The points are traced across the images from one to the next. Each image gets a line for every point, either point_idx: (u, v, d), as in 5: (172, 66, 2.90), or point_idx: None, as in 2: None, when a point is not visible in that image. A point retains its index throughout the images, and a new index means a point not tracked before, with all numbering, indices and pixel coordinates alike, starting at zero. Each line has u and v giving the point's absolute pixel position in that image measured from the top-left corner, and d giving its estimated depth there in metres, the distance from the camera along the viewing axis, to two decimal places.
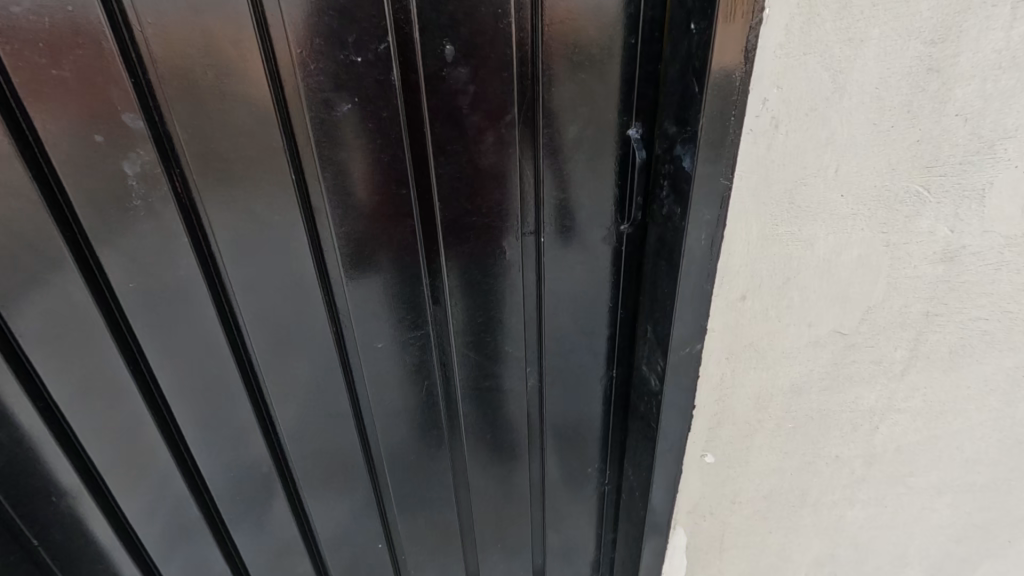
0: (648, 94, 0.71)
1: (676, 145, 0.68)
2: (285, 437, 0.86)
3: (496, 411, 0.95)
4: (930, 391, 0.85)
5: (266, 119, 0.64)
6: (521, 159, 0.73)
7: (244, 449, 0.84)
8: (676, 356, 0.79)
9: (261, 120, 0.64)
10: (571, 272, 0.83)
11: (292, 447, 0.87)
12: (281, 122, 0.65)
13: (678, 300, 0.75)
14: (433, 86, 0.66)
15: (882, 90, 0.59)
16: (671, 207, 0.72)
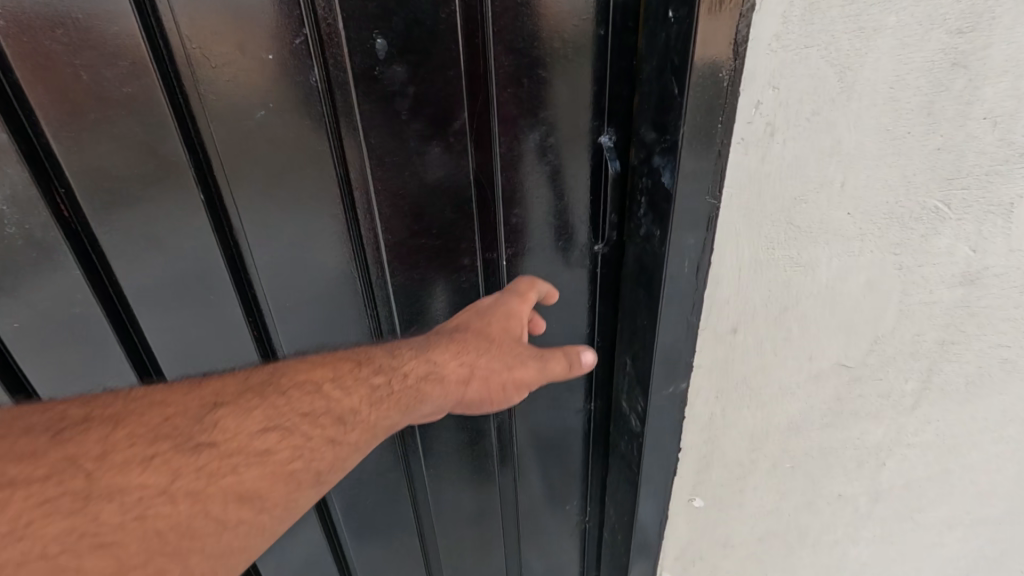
0: (623, 94, 0.61)
1: (654, 156, 0.58)
2: None
3: (471, 448, 0.87)
4: (944, 424, 0.75)
5: (164, 129, 0.53)
6: (475, 172, 0.63)
7: None
8: (659, 397, 0.70)
9: (157, 131, 0.53)
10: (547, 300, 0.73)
11: None
12: (184, 131, 0.54)
13: (658, 333, 0.65)
14: (362, 86, 0.55)
15: (896, 89, 0.49)
16: (649, 227, 0.62)
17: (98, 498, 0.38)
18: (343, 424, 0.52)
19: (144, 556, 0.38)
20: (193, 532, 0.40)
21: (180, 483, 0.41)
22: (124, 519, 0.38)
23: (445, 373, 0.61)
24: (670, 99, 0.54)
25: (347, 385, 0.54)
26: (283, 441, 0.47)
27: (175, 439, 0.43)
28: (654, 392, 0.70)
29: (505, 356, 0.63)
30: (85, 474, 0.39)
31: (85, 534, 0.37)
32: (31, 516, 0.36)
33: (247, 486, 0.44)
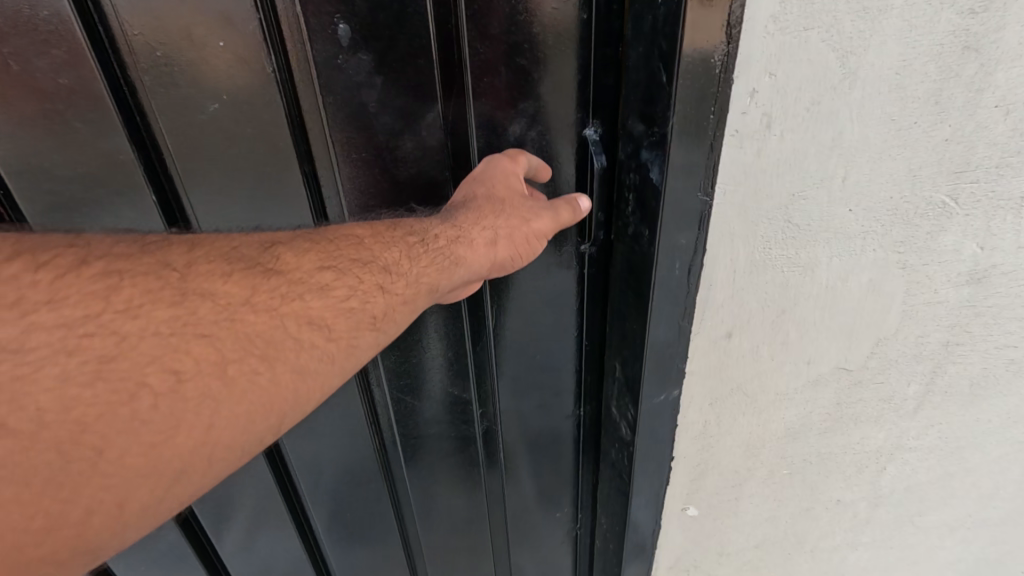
0: (609, 82, 0.55)
1: (641, 149, 0.53)
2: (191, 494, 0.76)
3: (457, 455, 0.84)
4: (947, 427, 0.72)
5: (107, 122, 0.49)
6: (451, 168, 0.59)
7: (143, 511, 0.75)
8: (650, 405, 0.65)
9: (99, 126, 0.49)
10: (534, 301, 0.70)
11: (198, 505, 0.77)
12: (130, 124, 0.50)
13: (648, 339, 0.60)
14: (325, 77, 0.51)
15: (903, 75, 0.45)
16: (637, 227, 0.57)
17: (194, 295, 0.40)
18: (391, 274, 0.49)
19: (239, 354, 0.40)
20: (272, 343, 0.42)
21: (257, 298, 0.42)
22: (216, 321, 0.40)
23: (467, 235, 0.54)
24: (659, 87, 0.49)
25: (386, 241, 0.50)
26: (338, 279, 0.46)
27: (245, 262, 0.43)
28: (644, 400, 0.65)
29: (520, 214, 0.55)
30: (178, 275, 0.40)
31: (187, 323, 0.39)
32: (139, 300, 0.38)
33: (314, 313, 0.44)
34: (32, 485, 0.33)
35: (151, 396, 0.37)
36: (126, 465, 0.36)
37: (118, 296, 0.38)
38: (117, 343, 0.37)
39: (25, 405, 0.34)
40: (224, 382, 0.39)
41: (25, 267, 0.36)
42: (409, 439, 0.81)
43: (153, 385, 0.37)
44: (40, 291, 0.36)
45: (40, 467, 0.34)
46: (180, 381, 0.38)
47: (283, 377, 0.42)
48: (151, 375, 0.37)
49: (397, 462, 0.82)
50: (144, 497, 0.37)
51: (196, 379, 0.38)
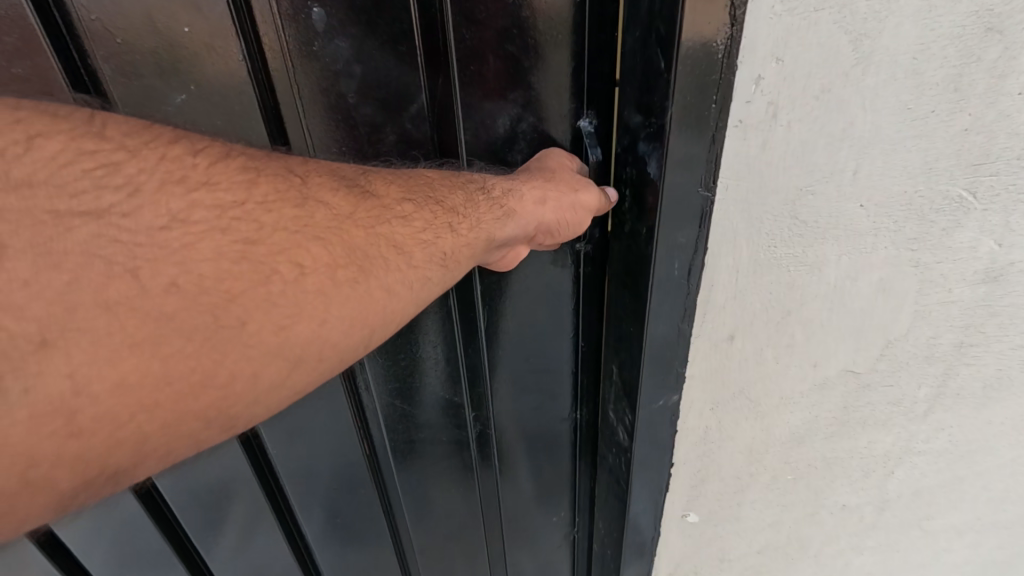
0: (603, 71, 0.52)
1: (639, 142, 0.50)
2: (174, 504, 0.73)
3: (451, 458, 0.81)
4: (959, 429, 0.69)
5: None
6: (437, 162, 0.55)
7: (125, 522, 0.72)
8: (649, 411, 0.62)
9: None
10: (530, 300, 0.67)
11: (183, 515, 0.74)
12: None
13: (648, 343, 0.57)
14: (302, 65, 0.48)
15: (920, 60, 0.41)
16: (634, 224, 0.54)
17: (312, 200, 0.43)
18: (458, 215, 0.50)
19: (344, 262, 0.43)
20: (369, 258, 0.45)
21: (359, 215, 0.45)
22: (329, 226, 0.43)
23: (517, 192, 0.53)
24: (656, 75, 0.45)
25: (454, 184, 0.51)
26: (420, 211, 0.48)
27: (347, 182, 0.46)
28: (643, 405, 0.61)
29: (569, 185, 0.52)
30: (299, 181, 0.43)
31: (306, 223, 0.42)
32: (272, 197, 0.41)
33: (398, 237, 0.47)
34: (193, 340, 0.37)
35: (280, 282, 0.40)
36: (262, 342, 0.39)
37: (257, 189, 0.41)
38: (255, 230, 0.40)
39: (190, 268, 0.37)
40: (334, 285, 0.42)
41: (185, 150, 0.39)
42: (400, 442, 0.78)
43: (284, 274, 0.40)
44: (199, 173, 0.39)
45: (200, 327, 0.37)
46: (303, 275, 0.41)
47: (376, 291, 0.44)
48: (281, 263, 0.40)
49: (389, 465, 0.80)
50: (274, 375, 0.40)
51: (316, 276, 0.42)
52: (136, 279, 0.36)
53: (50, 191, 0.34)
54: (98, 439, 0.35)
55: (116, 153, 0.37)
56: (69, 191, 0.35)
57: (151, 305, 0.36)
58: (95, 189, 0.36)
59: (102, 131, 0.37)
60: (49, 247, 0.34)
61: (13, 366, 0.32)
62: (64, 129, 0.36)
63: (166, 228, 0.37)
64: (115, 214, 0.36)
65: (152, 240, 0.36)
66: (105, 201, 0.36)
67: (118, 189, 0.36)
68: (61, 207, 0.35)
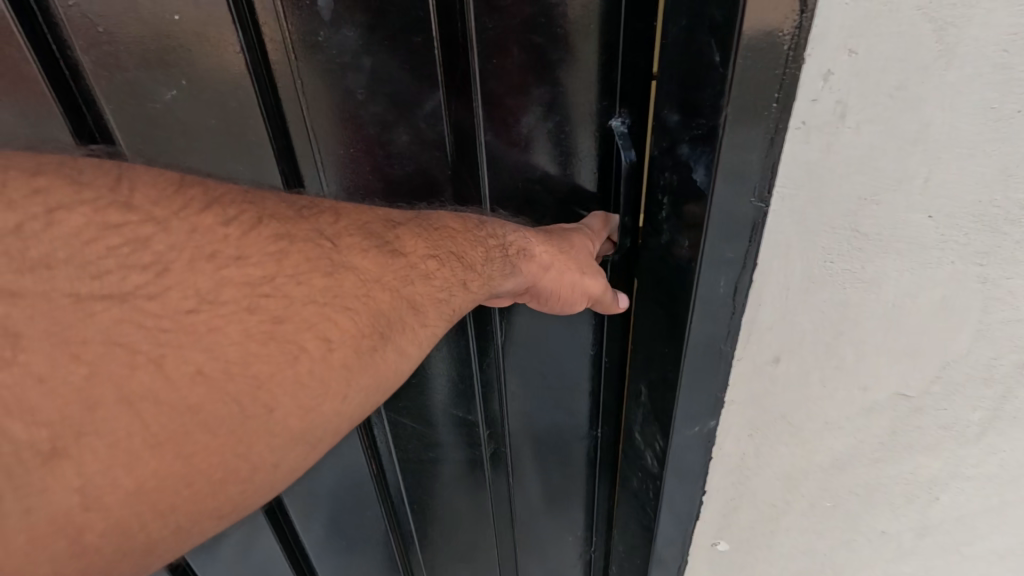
0: (637, 64, 0.47)
1: (681, 142, 0.44)
2: None
3: (463, 477, 0.77)
4: (1016, 454, 0.52)
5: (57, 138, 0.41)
6: (454, 165, 0.51)
7: None
8: (681, 439, 0.56)
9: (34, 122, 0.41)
10: (548, 322, 0.64)
11: None
12: (76, 122, 0.42)
13: (684, 368, 0.52)
14: (307, 60, 0.44)
15: (1011, 54, 0.34)
16: (673, 234, 0.48)
17: (341, 268, 0.41)
18: (473, 271, 0.49)
19: (369, 330, 0.41)
20: (390, 323, 0.42)
21: (387, 278, 0.43)
22: (356, 295, 0.41)
23: (530, 252, 0.51)
24: (704, 69, 0.40)
25: (474, 238, 0.49)
26: (442, 270, 0.46)
27: (375, 240, 0.43)
28: (674, 436, 0.55)
29: (579, 265, 0.51)
30: (329, 246, 0.41)
31: (336, 297, 0.40)
32: (303, 266, 0.39)
33: (417, 297, 0.44)
34: (218, 434, 0.34)
35: (308, 361, 0.38)
36: (287, 428, 0.37)
37: (287, 261, 0.38)
38: (284, 306, 0.37)
39: (216, 355, 0.34)
40: (358, 359, 0.40)
41: (215, 219, 0.36)
42: (410, 463, 0.74)
43: (311, 350, 0.38)
44: (230, 246, 0.36)
45: (225, 419, 0.34)
46: (330, 351, 0.39)
47: (393, 358, 0.42)
48: (308, 340, 0.38)
49: (396, 486, 0.75)
50: (296, 458, 0.38)
51: (342, 350, 0.39)
52: (161, 370, 0.33)
53: (72, 273, 0.31)
54: (102, 557, 0.31)
55: (144, 226, 0.33)
56: (91, 271, 0.32)
57: (175, 397, 0.33)
58: (121, 269, 0.33)
59: (130, 199, 0.34)
60: (69, 337, 0.31)
61: (15, 485, 0.29)
62: (87, 200, 0.32)
63: (194, 311, 0.34)
64: (142, 297, 0.33)
65: (179, 324, 0.33)
66: (131, 282, 0.33)
67: (145, 269, 0.33)
68: (84, 290, 0.31)
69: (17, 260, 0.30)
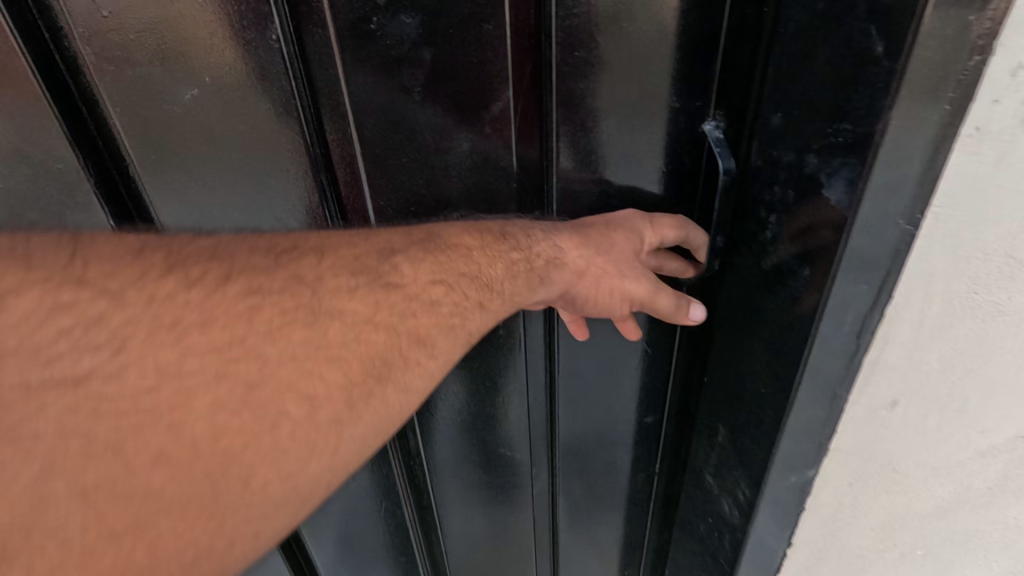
0: (739, 58, 0.39)
1: (806, 151, 0.35)
2: None
3: (505, 521, 0.69)
4: None
5: (59, 150, 0.35)
6: (520, 177, 0.44)
7: None
8: (776, 493, 0.47)
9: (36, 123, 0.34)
10: (598, 343, 0.56)
11: None
12: (102, 179, 0.37)
13: (790, 416, 0.43)
14: (350, 51, 0.37)
15: None
16: (786, 260, 0.39)
17: (324, 316, 0.33)
18: (491, 292, 0.41)
19: (360, 376, 0.34)
20: (388, 364, 0.35)
21: (380, 316, 0.36)
22: (345, 342, 0.34)
23: (561, 255, 0.43)
24: (848, 62, 0.32)
25: (496, 250, 0.41)
26: (449, 296, 0.39)
27: (368, 276, 0.36)
28: (766, 490, 0.47)
29: (619, 267, 0.43)
30: (311, 293, 0.34)
31: (319, 347, 0.33)
32: (280, 322, 0.32)
33: (423, 330, 0.37)
34: (187, 516, 0.28)
35: (289, 424, 0.31)
36: (266, 499, 0.30)
37: (259, 317, 0.31)
38: (258, 368, 0.30)
39: (183, 433, 0.28)
40: (350, 410, 0.33)
41: (179, 282, 0.30)
42: (450, 506, 0.66)
43: (291, 412, 0.31)
44: (192, 311, 0.30)
45: (192, 500, 0.28)
46: (314, 408, 0.31)
47: (393, 400, 0.35)
48: (289, 400, 0.31)
49: (439, 530, 0.68)
50: (284, 522, 0.31)
51: (331, 405, 0.32)
52: (119, 456, 0.27)
53: (20, 363, 0.26)
54: None
55: (96, 303, 0.28)
56: (41, 357, 0.26)
57: (136, 484, 0.27)
58: (75, 351, 0.27)
59: (84, 275, 0.29)
60: (16, 437, 0.25)
61: None
62: (36, 282, 0.28)
63: (154, 390, 0.28)
64: (97, 381, 0.27)
65: (137, 406, 0.27)
66: (84, 365, 0.27)
67: (99, 350, 0.28)
68: (33, 379, 0.26)
69: None
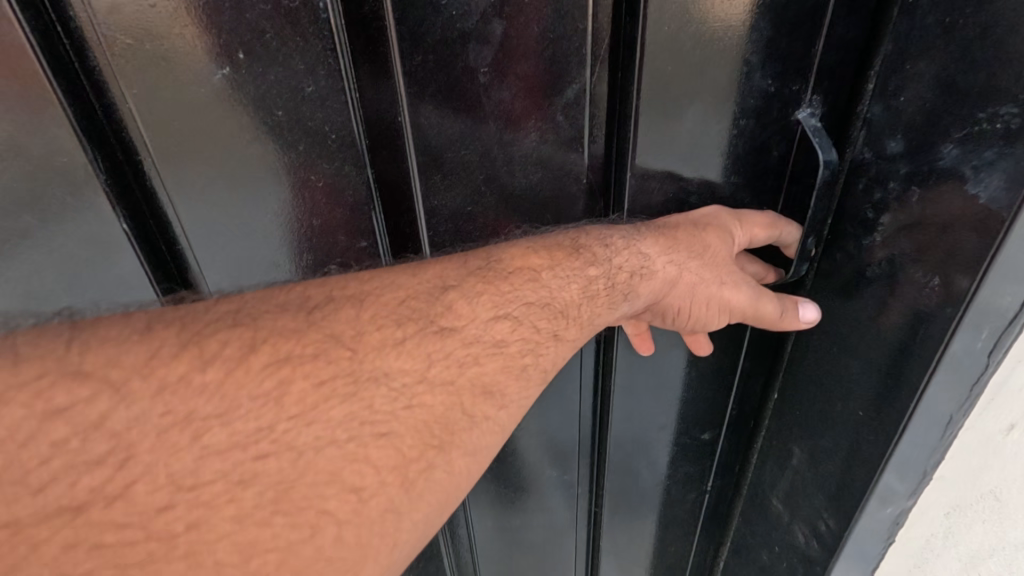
0: (847, 35, 0.35)
1: (943, 140, 0.30)
2: None
3: (542, 552, 0.63)
4: None
5: (59, 143, 0.29)
6: (589, 175, 0.40)
7: None
8: (869, 526, 0.42)
9: (40, 115, 0.28)
10: (654, 366, 0.50)
11: None
12: (144, 240, 0.33)
13: (899, 442, 0.37)
14: (410, 23, 0.32)
15: None
16: (902, 266, 0.34)
17: (368, 382, 0.28)
18: (566, 319, 0.37)
19: (415, 450, 0.28)
20: (450, 426, 0.30)
21: (437, 372, 0.30)
22: (394, 410, 0.28)
23: (650, 265, 0.39)
24: (1014, 30, 0.26)
25: (573, 268, 0.37)
26: (516, 332, 0.34)
27: (418, 322, 0.31)
28: (858, 524, 0.43)
29: (715, 270, 0.40)
30: (351, 356, 0.28)
31: (364, 421, 0.27)
32: (316, 398, 0.26)
33: (489, 378, 0.32)
34: None
35: (334, 524, 0.25)
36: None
37: (289, 397, 0.26)
38: (294, 461, 0.25)
39: (204, 561, 0.22)
40: (406, 491, 0.27)
41: (195, 360, 0.25)
42: (485, 540, 0.59)
43: (335, 510, 0.25)
44: (208, 400, 0.24)
45: None
46: (362, 502, 0.26)
47: (460, 466, 0.30)
48: (332, 498, 0.25)
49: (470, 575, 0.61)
50: None
51: (379, 495, 0.26)
52: None
53: (6, 492, 0.21)
54: None
55: (96, 403, 0.23)
56: (32, 484, 0.21)
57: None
58: (68, 470, 0.22)
59: (80, 365, 0.23)
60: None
61: None
62: (16, 386, 0.22)
63: (169, 508, 0.22)
64: (99, 505, 0.22)
65: (149, 532, 0.22)
66: (84, 487, 0.22)
67: (101, 463, 0.22)
68: (20, 512, 0.21)
69: None
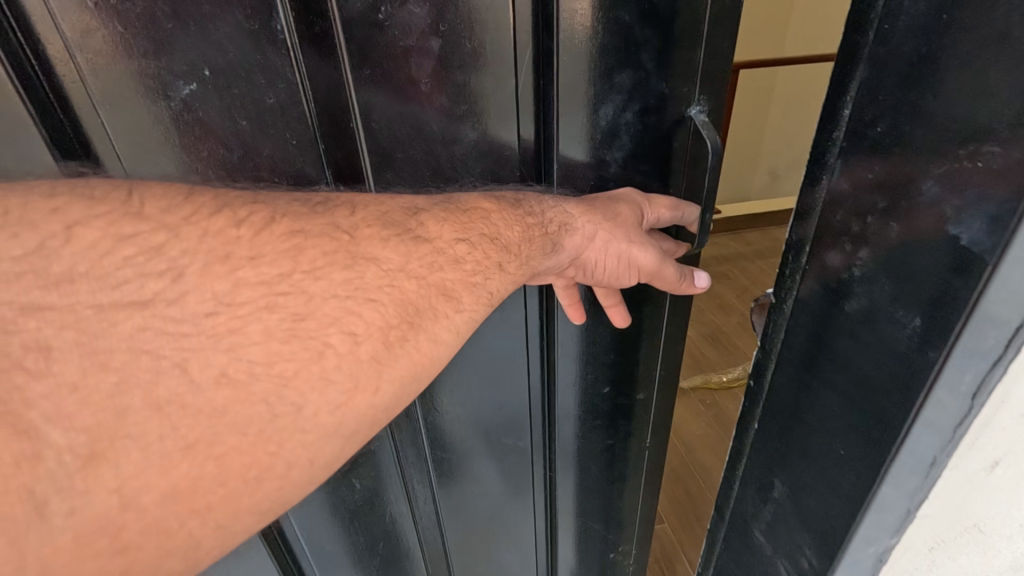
0: (721, 44, 0.42)
1: (924, 176, 0.29)
2: None
3: (506, 510, 0.69)
4: None
5: (36, 152, 0.35)
6: (521, 167, 0.45)
7: None
8: (851, 562, 0.41)
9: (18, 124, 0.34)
10: (587, 337, 0.57)
11: None
12: (60, 145, 0.36)
13: (880, 484, 0.36)
14: (358, 40, 0.38)
15: None
16: (879, 303, 0.33)
17: (362, 260, 0.37)
18: (510, 253, 0.43)
19: (397, 320, 0.37)
20: (420, 312, 0.38)
21: (412, 266, 0.38)
22: (381, 286, 0.37)
23: (572, 223, 0.44)
24: (984, 65, 0.25)
25: (514, 217, 0.43)
26: (475, 249, 0.41)
27: (397, 230, 0.39)
28: (841, 562, 0.41)
29: (625, 232, 0.44)
30: (347, 239, 0.37)
31: (360, 289, 0.36)
32: (323, 262, 0.35)
33: (448, 282, 0.40)
34: (248, 434, 0.32)
35: (335, 357, 0.35)
36: (319, 425, 0.34)
37: (303, 257, 0.35)
38: (305, 303, 0.34)
39: (239, 356, 0.32)
40: (389, 351, 0.36)
41: (228, 221, 0.34)
42: (450, 499, 0.66)
43: (336, 346, 0.35)
44: (242, 246, 0.33)
45: (258, 418, 0.33)
46: (357, 344, 0.35)
47: (425, 348, 0.38)
48: (333, 335, 0.35)
49: (439, 527, 0.68)
50: (334, 453, 0.35)
51: (371, 341, 0.36)
52: (185, 374, 0.31)
53: (92, 285, 0.30)
54: (146, 554, 0.30)
55: (156, 235, 0.32)
56: (110, 282, 0.30)
57: (201, 401, 0.31)
58: (139, 277, 0.31)
59: (141, 211, 0.32)
60: (94, 347, 0.29)
61: (58, 487, 0.28)
62: (98, 214, 0.31)
63: (213, 314, 0.32)
64: (162, 303, 0.31)
65: (200, 329, 0.31)
66: (149, 290, 0.31)
67: (162, 276, 0.31)
68: (104, 300, 0.30)
69: (43, 275, 0.29)
